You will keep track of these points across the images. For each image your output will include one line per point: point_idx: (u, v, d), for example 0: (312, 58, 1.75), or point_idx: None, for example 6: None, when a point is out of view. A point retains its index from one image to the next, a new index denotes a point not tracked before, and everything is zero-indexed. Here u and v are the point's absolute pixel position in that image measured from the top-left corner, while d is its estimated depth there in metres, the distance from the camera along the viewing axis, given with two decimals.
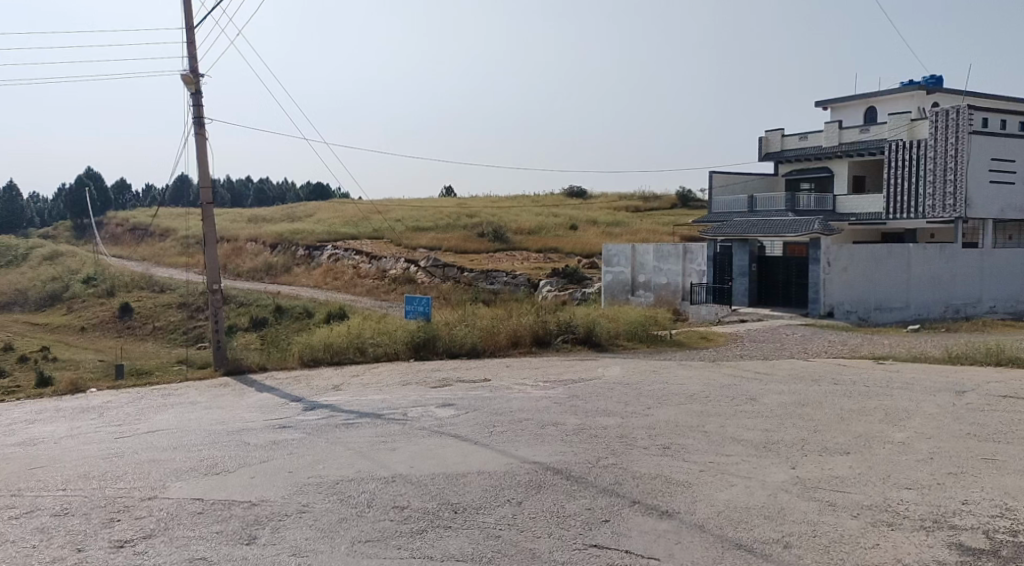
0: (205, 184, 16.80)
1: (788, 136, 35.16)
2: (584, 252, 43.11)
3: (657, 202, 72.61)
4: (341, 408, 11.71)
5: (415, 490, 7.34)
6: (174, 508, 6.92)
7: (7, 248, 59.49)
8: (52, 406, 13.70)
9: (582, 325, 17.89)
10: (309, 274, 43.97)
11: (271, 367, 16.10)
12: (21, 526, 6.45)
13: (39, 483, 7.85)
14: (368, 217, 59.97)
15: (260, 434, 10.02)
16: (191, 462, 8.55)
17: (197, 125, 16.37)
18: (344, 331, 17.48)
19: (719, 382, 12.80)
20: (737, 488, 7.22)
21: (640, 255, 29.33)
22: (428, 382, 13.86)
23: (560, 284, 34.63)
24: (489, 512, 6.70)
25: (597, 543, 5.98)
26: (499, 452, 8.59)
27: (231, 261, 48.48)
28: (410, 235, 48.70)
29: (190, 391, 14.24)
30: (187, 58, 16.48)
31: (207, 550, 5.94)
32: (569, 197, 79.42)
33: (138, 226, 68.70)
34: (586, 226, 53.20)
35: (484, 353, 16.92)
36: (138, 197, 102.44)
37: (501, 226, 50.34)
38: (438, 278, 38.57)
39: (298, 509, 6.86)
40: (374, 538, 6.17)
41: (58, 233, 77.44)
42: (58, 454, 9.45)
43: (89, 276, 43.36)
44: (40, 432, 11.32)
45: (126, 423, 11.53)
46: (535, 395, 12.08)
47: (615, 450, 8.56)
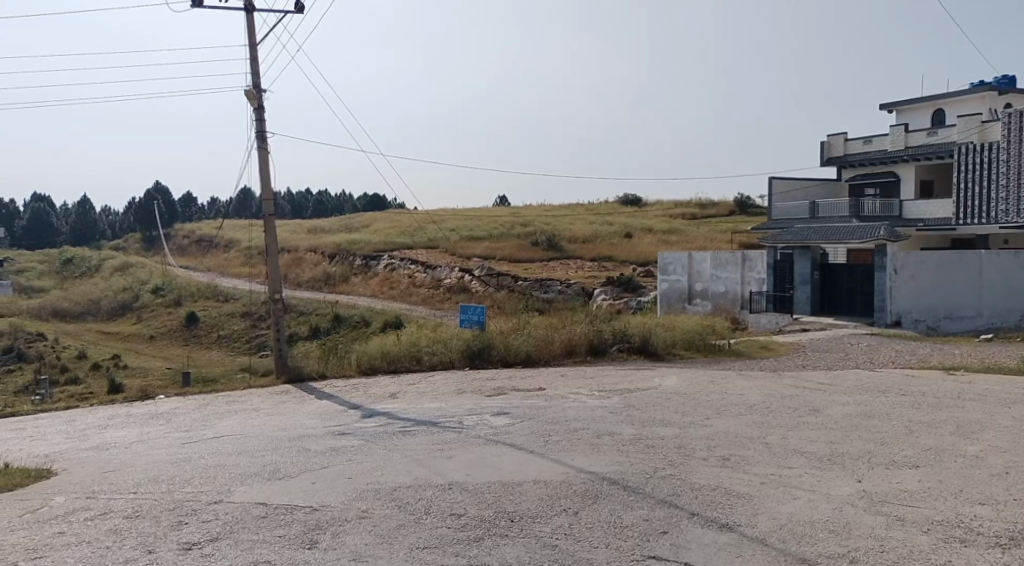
0: (268, 196, 17.23)
1: (851, 140, 34.45)
2: (639, 260, 42.80)
3: (714, 209, 71.72)
4: (399, 416, 11.86)
5: (471, 498, 7.37)
6: (238, 512, 7.09)
7: (82, 260, 61.95)
8: (124, 411, 14.20)
9: (638, 334, 17.80)
10: (366, 283, 44.61)
11: (330, 374, 16.40)
12: (95, 528, 6.68)
13: (113, 485, 8.13)
14: (423, 227, 60.69)
15: (320, 441, 10.20)
16: (255, 467, 8.75)
17: (260, 139, 16.81)
18: (401, 339, 17.69)
19: (780, 392, 12.56)
20: (800, 500, 7.07)
21: (697, 263, 29.02)
22: (483, 390, 13.93)
23: (615, 293, 34.45)
24: (546, 521, 6.69)
25: (655, 555, 5.91)
26: (556, 461, 8.57)
27: (292, 271, 49.52)
28: (466, 244, 49.07)
29: (253, 398, 14.59)
30: (251, 74, 16.94)
31: (271, 553, 6.06)
32: (625, 204, 78.99)
33: (203, 238, 70.69)
34: (642, 234, 52.86)
35: (539, 362, 16.90)
36: (203, 210, 105.40)
37: (555, 235, 50.37)
38: (493, 287, 38.73)
39: (358, 514, 6.95)
40: (432, 545, 6.20)
41: (129, 245, 80.31)
42: (130, 458, 9.78)
43: (157, 286, 44.75)
44: (113, 436, 11.74)
45: (193, 429, 11.87)
46: (590, 404, 12.02)
47: (673, 460, 8.47)
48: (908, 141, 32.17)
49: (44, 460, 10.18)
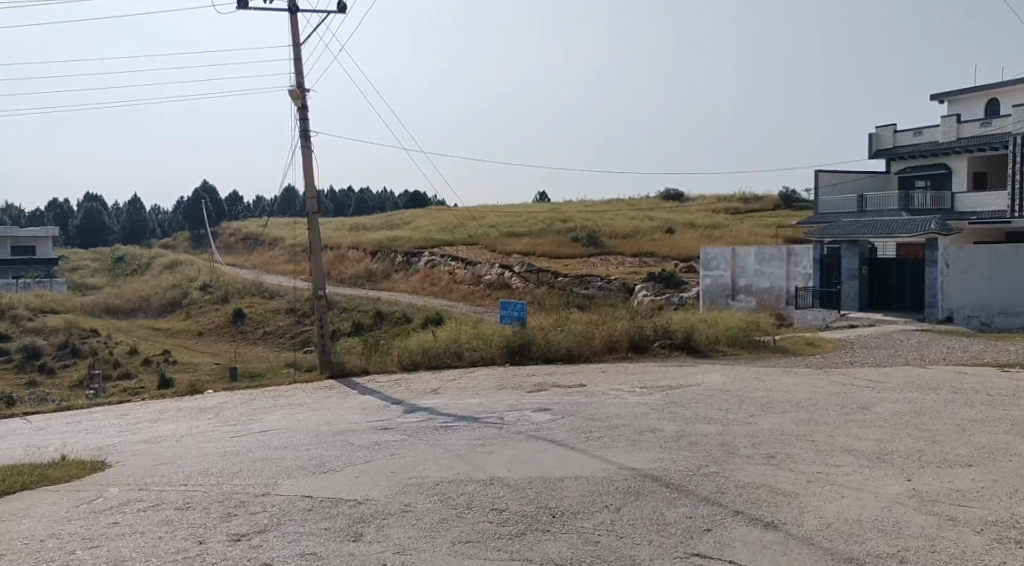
0: (311, 194, 17.44)
1: (900, 132, 33.75)
2: (681, 256, 42.44)
3: (758, 203, 70.76)
4: (441, 411, 11.93)
5: (513, 494, 7.39)
6: (285, 504, 7.21)
7: (132, 259, 63.41)
8: (174, 405, 14.52)
9: (681, 331, 17.66)
10: (408, 279, 44.91)
11: (373, 370, 16.56)
12: (148, 519, 6.85)
13: (165, 477, 8.33)
14: (464, 223, 60.93)
15: (364, 435, 10.31)
16: (301, 460, 8.89)
17: (303, 138, 17.03)
18: (442, 335, 17.80)
19: (826, 389, 12.35)
20: (848, 499, 6.96)
21: (740, 259, 28.66)
22: (525, 386, 13.96)
23: (657, 289, 34.19)
24: (588, 517, 6.68)
25: (699, 552, 5.87)
26: (598, 458, 8.55)
27: (335, 268, 50.08)
28: (506, 241, 49.14)
29: (298, 393, 14.81)
30: (295, 74, 17.17)
31: (318, 545, 6.15)
32: (667, 199, 78.35)
33: (249, 236, 71.86)
34: (684, 229, 52.40)
35: (580, 358, 16.86)
36: (249, 208, 107.12)
37: (596, 231, 50.21)
38: (533, 283, 38.74)
39: (401, 508, 7.02)
40: (475, 539, 6.24)
41: (177, 243, 82.00)
42: (180, 451, 10.00)
43: (205, 283, 45.61)
44: (164, 430, 12.01)
45: (240, 423, 12.09)
46: (633, 401, 11.97)
47: (717, 458, 8.38)
48: (960, 132, 31.29)
49: (99, 452, 10.45)
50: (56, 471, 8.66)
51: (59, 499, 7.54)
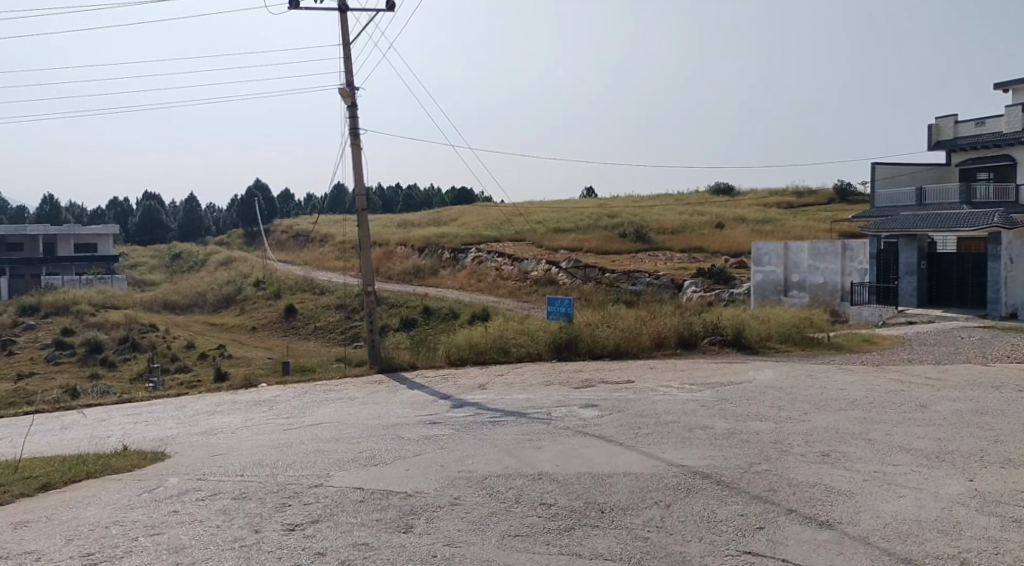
0: (360, 191, 17.64)
1: (962, 123, 32.84)
2: (731, 251, 41.86)
3: (811, 197, 69.34)
4: (488, 407, 11.97)
5: (561, 488, 7.40)
6: (337, 496, 7.32)
7: (189, 255, 64.91)
8: (229, 399, 14.83)
9: (730, 328, 17.41)
10: (455, 276, 45.13)
11: (420, 365, 16.71)
12: (206, 507, 7.02)
13: (221, 468, 8.52)
14: (511, 219, 61.00)
15: (413, 429, 10.40)
16: (351, 453, 9.01)
17: (352, 136, 17.24)
18: (488, 330, 17.86)
19: (883, 387, 12.08)
20: (906, 499, 6.80)
21: (793, 254, 28.21)
22: (571, 382, 13.92)
23: (706, 285, 33.79)
24: (637, 513, 6.66)
25: (751, 551, 5.81)
26: (646, 454, 8.50)
27: (383, 264, 50.55)
28: (553, 237, 49.10)
29: (348, 387, 15.02)
30: (344, 72, 17.36)
31: (369, 536, 6.23)
32: (717, 194, 77.39)
33: (300, 233, 73.01)
34: (734, 224, 51.65)
35: (627, 354, 16.77)
36: (300, 205, 108.80)
37: (644, 226, 49.81)
38: (580, 279, 38.62)
39: (450, 501, 7.08)
40: (524, 533, 6.26)
41: (231, 240, 83.64)
42: (235, 443, 10.23)
43: (258, 279, 46.49)
44: (219, 422, 12.29)
45: (293, 416, 12.31)
46: (681, 398, 11.85)
47: (769, 456, 8.28)
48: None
49: (158, 443, 10.73)
50: (118, 461, 8.92)
51: (122, 489, 7.76)
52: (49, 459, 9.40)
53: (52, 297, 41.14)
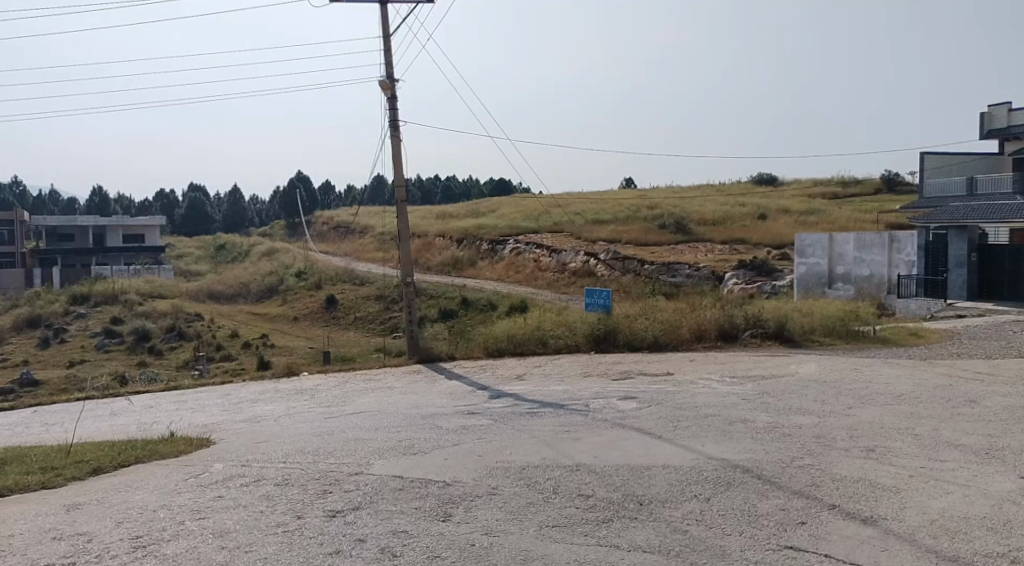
0: (400, 183, 17.74)
1: (1016, 110, 31.97)
2: (774, 243, 41.32)
3: (858, 188, 68.14)
4: (526, 397, 11.99)
5: (599, 480, 7.38)
6: (377, 483, 7.39)
7: (233, 246, 65.97)
8: (272, 387, 15.06)
9: (773, 320, 17.19)
10: (493, 267, 45.17)
11: (459, 356, 16.81)
12: (251, 493, 7.14)
13: (265, 455, 8.66)
14: (549, 210, 60.88)
15: (452, 419, 10.46)
16: (391, 442, 9.09)
17: (393, 128, 17.34)
18: (527, 322, 17.87)
19: (931, 382, 11.84)
20: (953, 496, 6.66)
21: (838, 245, 27.73)
22: (610, 374, 13.88)
23: (748, 277, 33.36)
24: (676, 506, 6.61)
25: (793, 545, 5.73)
26: (685, 447, 8.43)
27: (422, 255, 50.81)
28: (592, 228, 48.92)
29: (388, 377, 15.17)
30: (384, 65, 17.47)
31: (408, 524, 6.29)
32: (760, 184, 76.47)
33: (341, 224, 73.71)
34: (777, 215, 50.92)
35: (666, 347, 16.63)
36: (341, 197, 109.86)
37: (684, 217, 49.36)
38: (619, 271, 38.42)
39: (488, 491, 7.10)
40: (562, 524, 6.26)
41: (274, 230, 84.78)
42: (279, 431, 10.38)
43: (300, 269, 47.08)
44: (263, 410, 12.51)
45: (334, 404, 12.47)
46: (722, 390, 11.75)
47: (812, 450, 8.16)
48: None
49: (203, 429, 10.95)
50: (165, 447, 9.12)
51: (168, 473, 7.94)
52: (99, 444, 9.64)
53: (101, 286, 42.18)
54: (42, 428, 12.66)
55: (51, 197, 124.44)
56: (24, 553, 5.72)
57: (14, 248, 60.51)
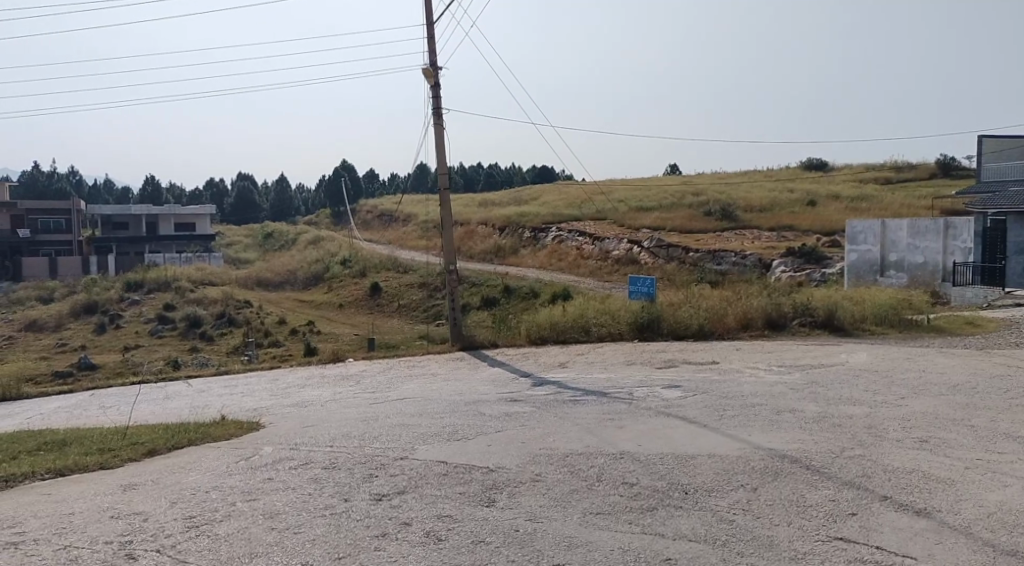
0: (443, 171, 17.79)
1: None
2: (823, 230, 40.54)
3: (911, 173, 66.54)
4: (569, 385, 11.97)
5: (643, 468, 7.34)
6: (422, 468, 7.46)
7: (280, 235, 66.92)
8: (318, 373, 15.30)
9: (822, 309, 16.86)
10: (535, 254, 45.12)
11: (502, 343, 16.87)
12: (299, 476, 7.26)
13: (312, 439, 8.80)
14: (592, 198, 60.56)
15: (495, 406, 10.50)
16: (435, 428, 9.16)
17: (435, 116, 17.37)
18: (570, 309, 17.83)
19: (988, 372, 11.53)
20: (1012, 489, 6.47)
21: (891, 232, 27.14)
22: (654, 362, 13.81)
23: (796, 264, 32.82)
24: (722, 495, 6.55)
25: (843, 537, 5.63)
26: (732, 437, 8.33)
27: (465, 243, 50.98)
28: (636, 215, 48.54)
29: (431, 364, 15.29)
30: (428, 52, 17.50)
31: (453, 509, 6.32)
32: (809, 170, 75.05)
33: (386, 212, 74.27)
34: (827, 201, 49.94)
35: (712, 335, 16.45)
36: (385, 185, 110.70)
37: (730, 204, 48.67)
38: (663, 259, 38.11)
39: (532, 477, 7.11)
40: (606, 511, 6.24)
41: (320, 219, 85.75)
42: (326, 415, 10.53)
43: (345, 257, 47.58)
44: (310, 395, 12.71)
45: (380, 390, 12.61)
46: (769, 380, 11.57)
47: (863, 440, 8.00)
48: None
49: (253, 414, 11.15)
50: (217, 430, 9.32)
51: (220, 455, 8.10)
52: (153, 427, 9.87)
53: (154, 274, 43.19)
54: (100, 411, 13.03)
55: (106, 186, 127.63)
56: (83, 531, 5.89)
57: (71, 236, 62.20)
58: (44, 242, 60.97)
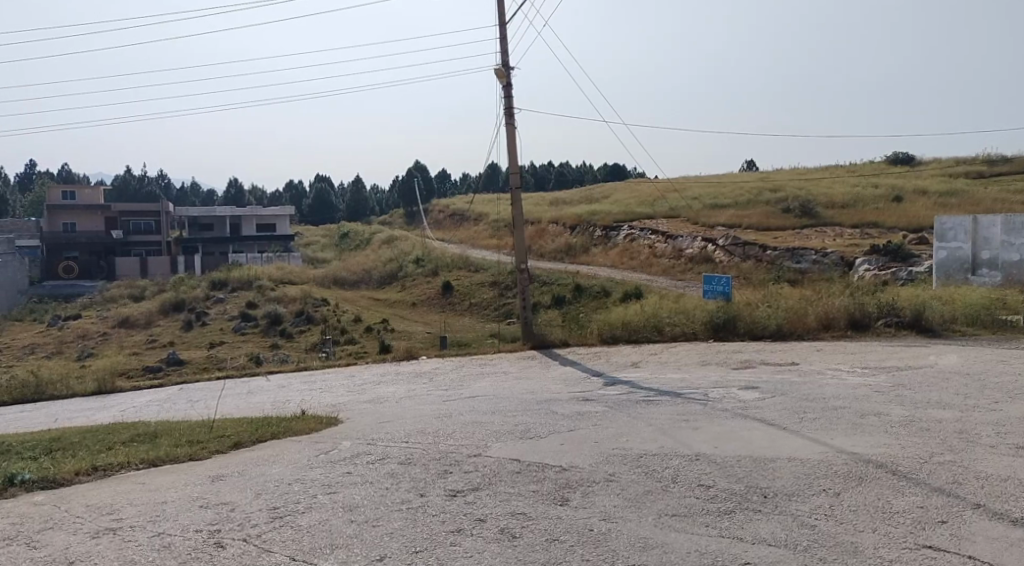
0: (515, 170, 17.83)
1: None
2: (910, 228, 39.12)
3: (1007, 166, 63.68)
4: (641, 385, 11.90)
5: (720, 470, 7.20)
6: (495, 465, 7.51)
7: (356, 234, 68.27)
8: (393, 370, 15.57)
9: (910, 308, 16.20)
10: (606, 253, 44.75)
11: (573, 342, 16.85)
12: (376, 470, 7.39)
13: (388, 434, 8.96)
14: (665, 195, 59.83)
15: (567, 405, 10.47)
16: (507, 426, 9.19)
17: (507, 115, 17.44)
18: (643, 308, 17.67)
19: None
20: None
21: (984, 228, 25.60)
22: (730, 363, 13.53)
23: (881, 262, 31.79)
24: (803, 500, 6.37)
25: (932, 545, 5.42)
26: (813, 440, 8.11)
27: (535, 241, 51.02)
28: (711, 213, 47.77)
29: (503, 362, 15.37)
30: (500, 52, 17.58)
31: (526, 506, 6.34)
32: (895, 164, 72.58)
33: (458, 212, 74.92)
34: (914, 197, 48.16)
35: (791, 336, 16.08)
36: (458, 185, 111.77)
37: (810, 201, 47.35)
38: (738, 257, 37.35)
39: (605, 477, 7.07)
40: (681, 513, 6.15)
41: (394, 220, 87.11)
42: (401, 412, 10.70)
43: (418, 256, 48.26)
44: (385, 391, 12.93)
45: (452, 388, 12.72)
46: (852, 382, 11.21)
47: (954, 446, 7.67)
48: None
49: (330, 409, 11.41)
50: (297, 424, 9.57)
51: (300, 449, 8.33)
52: (237, 421, 10.20)
53: (237, 273, 44.60)
54: (189, 405, 13.57)
55: (192, 187, 132.37)
56: (175, 520, 6.11)
57: (159, 237, 64.69)
58: (136, 243, 63.83)
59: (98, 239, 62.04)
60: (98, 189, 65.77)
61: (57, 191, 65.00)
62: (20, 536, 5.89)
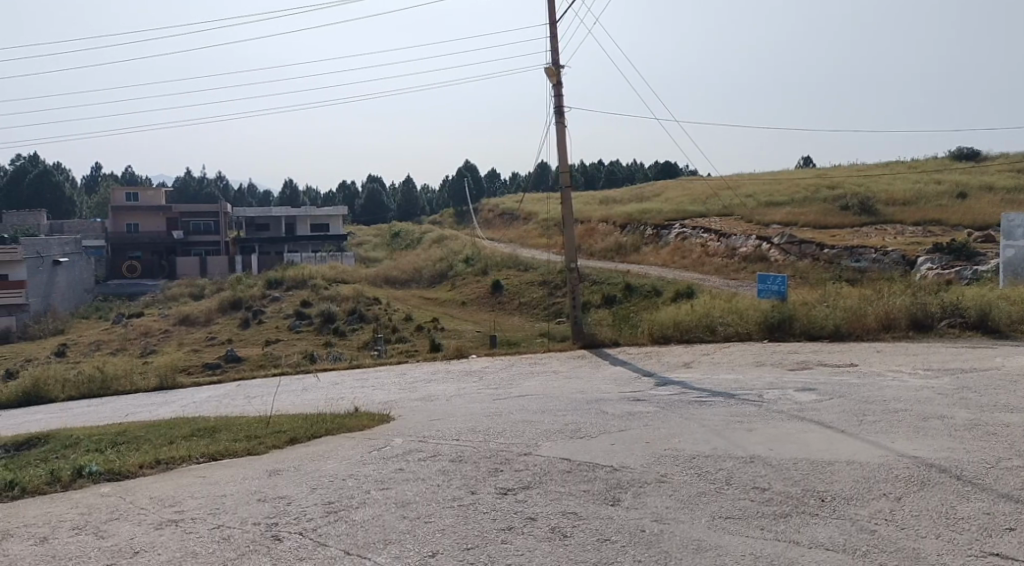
0: (565, 168, 17.77)
1: None
2: (974, 225, 37.88)
3: None
4: (694, 385, 11.77)
5: (775, 473, 7.07)
6: (545, 464, 7.49)
7: (408, 234, 68.73)
8: (444, 368, 15.65)
9: (975, 309, 15.66)
10: (657, 252, 44.21)
11: (624, 341, 16.74)
12: (428, 467, 7.43)
13: (439, 432, 9.00)
14: (718, 194, 58.92)
15: (619, 405, 10.40)
16: (558, 425, 9.17)
17: (557, 113, 17.40)
18: (695, 307, 17.43)
19: None
20: None
21: None
22: (786, 364, 13.27)
23: (944, 261, 30.86)
24: (863, 504, 6.22)
25: (999, 552, 5.25)
26: (871, 444, 7.90)
27: (585, 240, 50.78)
28: (765, 211, 46.95)
29: (553, 361, 15.32)
30: (551, 52, 17.54)
31: (577, 505, 6.32)
32: (960, 160, 70.22)
33: (507, 212, 74.98)
34: (980, 194, 46.57)
35: (849, 336, 15.72)
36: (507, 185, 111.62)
37: (870, 198, 46.14)
38: (795, 255, 36.67)
39: (657, 478, 7.00)
40: (736, 516, 6.06)
41: (445, 220, 87.46)
42: (452, 410, 10.75)
43: (468, 255, 48.43)
44: (436, 390, 13.00)
45: (502, 387, 12.72)
46: (913, 384, 10.91)
47: (1021, 451, 7.40)
48: None
49: (383, 406, 11.52)
50: (351, 421, 9.68)
51: (353, 446, 8.43)
52: (291, 417, 10.38)
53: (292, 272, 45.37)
54: (246, 401, 13.84)
55: (248, 189, 134.77)
56: (234, 513, 6.24)
57: (218, 237, 66.06)
58: (196, 243, 65.20)
59: (160, 239, 63.66)
60: (160, 191, 67.50)
61: (121, 192, 67.02)
62: (87, 526, 6.09)
